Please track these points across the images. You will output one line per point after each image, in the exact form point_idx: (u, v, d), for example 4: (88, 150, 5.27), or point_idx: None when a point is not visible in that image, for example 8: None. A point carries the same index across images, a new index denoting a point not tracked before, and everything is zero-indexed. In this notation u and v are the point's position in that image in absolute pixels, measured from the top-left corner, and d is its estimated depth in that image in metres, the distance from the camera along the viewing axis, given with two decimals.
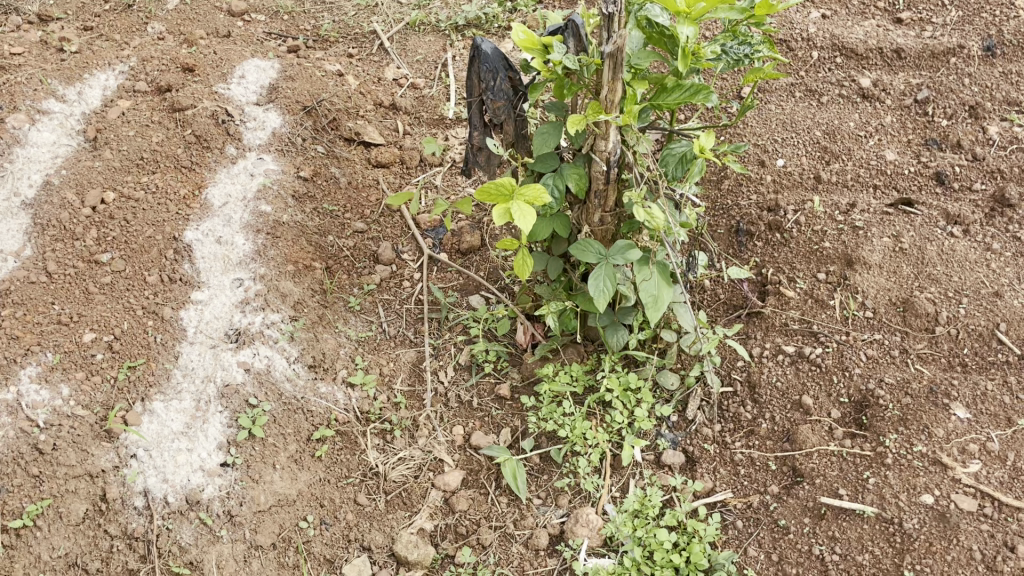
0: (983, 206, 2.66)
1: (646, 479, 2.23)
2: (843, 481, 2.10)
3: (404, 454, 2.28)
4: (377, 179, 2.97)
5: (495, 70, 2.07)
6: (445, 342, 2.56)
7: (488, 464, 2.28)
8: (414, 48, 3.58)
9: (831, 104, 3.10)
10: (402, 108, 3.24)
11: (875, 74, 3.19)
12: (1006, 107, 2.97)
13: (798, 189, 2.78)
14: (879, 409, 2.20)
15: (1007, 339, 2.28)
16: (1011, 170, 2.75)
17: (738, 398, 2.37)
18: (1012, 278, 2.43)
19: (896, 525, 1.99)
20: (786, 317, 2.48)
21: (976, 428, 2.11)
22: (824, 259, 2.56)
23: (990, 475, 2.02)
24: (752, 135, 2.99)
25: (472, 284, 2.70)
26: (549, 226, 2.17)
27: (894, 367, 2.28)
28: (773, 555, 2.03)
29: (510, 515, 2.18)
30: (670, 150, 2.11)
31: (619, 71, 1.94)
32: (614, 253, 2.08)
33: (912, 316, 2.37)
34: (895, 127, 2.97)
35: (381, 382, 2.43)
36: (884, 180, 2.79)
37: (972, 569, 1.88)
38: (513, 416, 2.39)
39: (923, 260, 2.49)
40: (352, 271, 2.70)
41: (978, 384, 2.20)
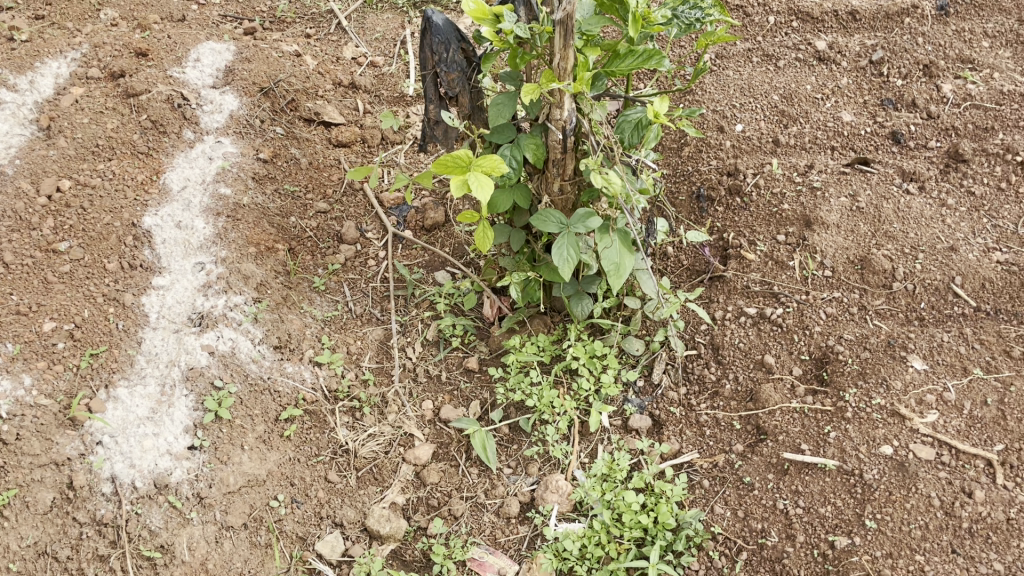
0: (938, 163, 2.71)
1: (613, 444, 2.26)
2: (805, 437, 2.14)
3: (373, 431, 2.29)
4: (338, 159, 2.98)
5: (447, 42, 2.07)
6: (412, 319, 2.57)
7: (458, 436, 2.30)
8: (372, 27, 3.57)
9: (788, 68, 3.13)
10: (361, 87, 3.23)
11: (831, 36, 3.22)
12: (959, 64, 3.01)
13: (757, 153, 2.81)
14: (839, 364, 2.23)
15: (962, 292, 2.33)
16: (965, 127, 2.79)
17: (702, 360, 2.41)
18: (966, 232, 2.49)
19: (857, 476, 2.02)
20: (747, 280, 2.50)
21: (933, 378, 2.15)
22: (783, 221, 2.59)
23: (947, 425, 2.06)
24: (711, 101, 3.02)
25: (437, 260, 2.72)
26: (509, 197, 2.18)
27: (854, 324, 2.32)
28: (739, 512, 2.06)
29: (481, 485, 2.21)
30: (625, 117, 2.12)
31: (569, 38, 1.95)
32: (574, 222, 2.10)
33: (870, 274, 2.41)
34: (851, 89, 3.00)
35: (349, 361, 2.44)
36: (841, 141, 2.82)
37: (931, 515, 1.92)
38: (482, 388, 2.41)
39: (879, 218, 2.53)
40: (315, 252, 2.70)
41: (934, 337, 2.25)
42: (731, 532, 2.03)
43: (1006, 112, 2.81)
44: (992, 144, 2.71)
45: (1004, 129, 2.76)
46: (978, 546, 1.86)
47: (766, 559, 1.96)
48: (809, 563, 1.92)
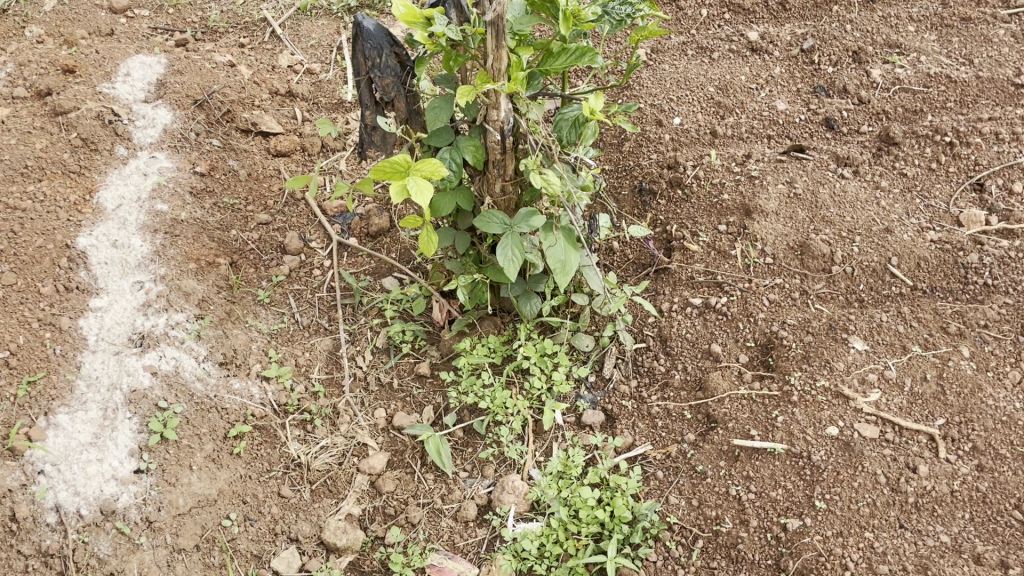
0: (870, 147, 2.77)
1: (568, 440, 2.27)
2: (753, 422, 2.16)
3: (326, 442, 2.27)
4: (278, 168, 2.94)
5: (379, 48, 2.05)
6: (361, 327, 2.55)
7: (412, 443, 2.29)
8: (307, 34, 3.53)
9: (722, 60, 3.18)
10: (298, 95, 3.20)
11: (762, 27, 3.28)
12: (887, 49, 3.09)
13: (696, 145, 2.84)
14: (783, 349, 2.27)
15: (898, 272, 2.40)
16: (895, 111, 2.86)
17: (651, 352, 2.43)
18: (900, 214, 2.55)
19: (805, 458, 2.06)
20: (692, 271, 2.53)
21: (873, 358, 2.20)
22: (723, 211, 2.63)
23: (890, 403, 2.11)
24: (648, 96, 3.05)
25: (384, 267, 2.71)
26: (451, 201, 2.17)
27: (796, 309, 2.37)
28: (693, 501, 2.08)
29: (437, 491, 2.19)
30: (562, 115, 2.11)
31: (501, 39, 1.96)
32: (517, 222, 2.11)
33: (810, 259, 2.46)
34: (784, 78, 3.06)
35: (298, 373, 2.41)
36: (777, 130, 2.87)
37: (878, 492, 1.96)
38: (434, 393, 2.40)
39: (816, 204, 2.58)
40: (258, 265, 2.66)
41: (874, 317, 2.30)
42: (686, 521, 2.05)
43: (933, 94, 2.89)
44: (921, 126, 2.79)
45: (932, 111, 2.84)
46: (924, 519, 1.91)
47: (722, 545, 1.98)
48: (763, 547, 1.95)
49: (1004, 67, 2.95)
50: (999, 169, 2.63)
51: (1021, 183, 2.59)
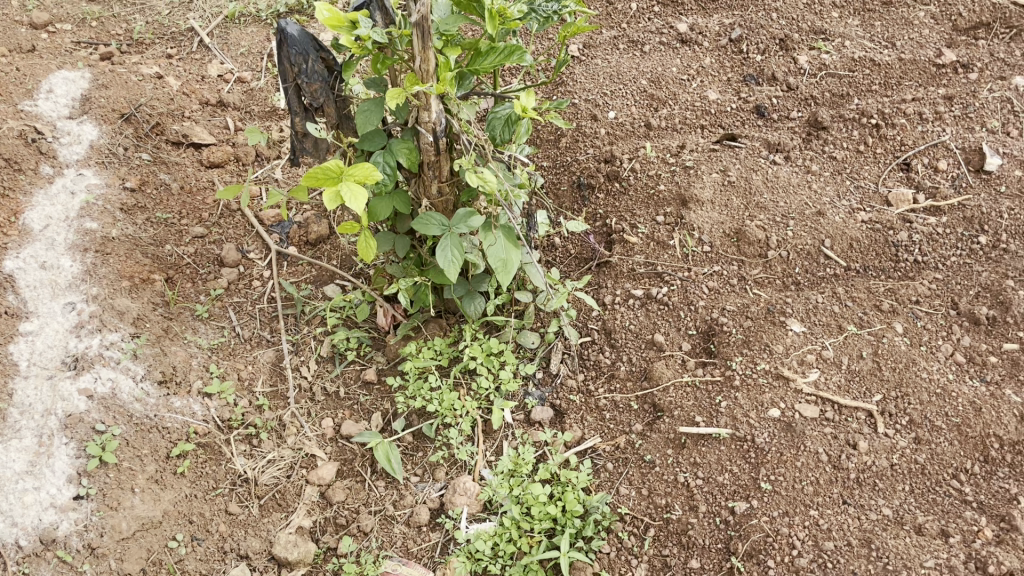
0: (800, 132, 2.82)
1: (518, 438, 2.27)
2: (698, 409, 2.19)
3: (273, 456, 2.24)
4: (212, 180, 2.88)
5: (305, 53, 2.02)
6: (304, 336, 2.52)
7: (361, 451, 2.27)
8: (236, 41, 3.48)
9: (653, 53, 3.21)
10: (229, 104, 3.15)
11: (691, 18, 3.33)
12: (812, 36, 3.15)
13: (631, 138, 2.87)
14: (725, 335, 2.30)
15: (832, 253, 2.45)
16: (822, 96, 2.92)
17: (596, 345, 2.45)
18: (831, 196, 2.61)
19: (749, 442, 2.09)
20: (632, 263, 2.56)
21: (811, 339, 2.24)
22: (661, 202, 2.65)
23: (828, 381, 2.15)
24: (582, 91, 3.07)
25: (325, 274, 2.68)
26: (387, 204, 2.16)
27: (735, 294, 2.40)
28: (643, 490, 2.10)
29: (389, 497, 2.18)
30: (494, 114, 2.10)
31: (427, 40, 1.93)
32: (456, 223, 2.10)
33: (746, 244, 2.50)
34: (715, 67, 3.11)
35: (241, 387, 2.37)
36: (709, 120, 2.91)
37: (821, 470, 2.00)
38: (381, 399, 2.38)
39: (750, 190, 2.62)
40: (195, 279, 2.61)
41: (809, 299, 2.35)
42: (638, 511, 2.06)
43: (858, 78, 2.96)
44: (848, 109, 2.85)
45: (858, 95, 2.90)
46: (866, 494, 1.95)
47: (673, 532, 2.00)
48: (713, 532, 1.97)
49: (925, 48, 3.03)
50: (925, 148, 2.70)
51: (945, 161, 2.66)
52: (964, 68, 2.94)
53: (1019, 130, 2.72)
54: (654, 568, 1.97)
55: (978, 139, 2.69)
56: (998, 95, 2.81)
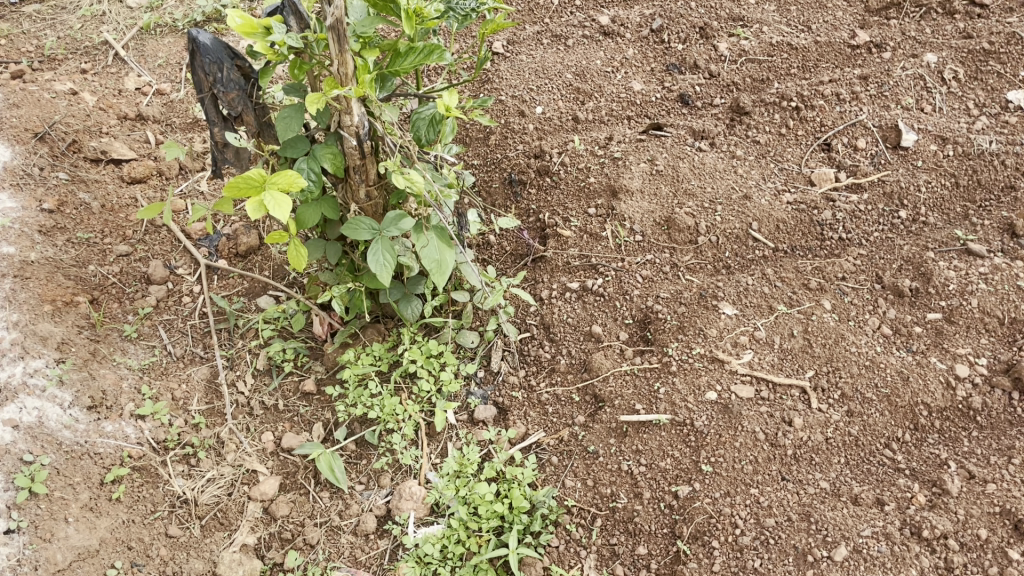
0: (724, 119, 2.87)
1: (462, 439, 2.25)
2: (638, 397, 2.21)
3: (212, 475, 2.19)
4: (134, 196, 2.81)
5: (219, 62, 1.97)
6: (239, 351, 2.47)
7: (303, 463, 2.24)
8: (153, 53, 3.39)
9: (577, 46, 3.23)
10: (149, 117, 3.07)
11: (613, 10, 3.35)
12: (731, 23, 3.20)
13: (559, 132, 2.88)
14: (660, 323, 2.33)
15: (760, 236, 2.50)
16: (743, 82, 2.97)
17: (536, 341, 2.45)
18: (756, 179, 2.66)
19: (689, 425, 2.12)
20: (567, 256, 2.57)
21: (743, 321, 2.28)
22: (591, 194, 2.68)
23: (762, 361, 2.19)
24: (508, 88, 3.07)
25: (258, 286, 2.63)
26: (315, 211, 2.12)
27: (668, 282, 2.44)
28: (588, 481, 2.11)
29: (334, 508, 2.15)
30: (417, 114, 2.07)
31: (344, 43, 1.91)
32: (386, 226, 2.07)
33: (676, 232, 2.54)
34: (638, 58, 3.14)
35: (175, 407, 2.31)
36: (635, 110, 2.93)
37: (759, 449, 2.03)
38: (322, 409, 2.35)
39: (678, 178, 2.66)
40: (122, 299, 2.54)
41: (740, 282, 2.39)
42: (584, 502, 2.07)
43: (777, 62, 3.02)
44: (768, 93, 2.90)
45: (778, 79, 2.96)
46: (803, 469, 2.00)
47: (619, 521, 2.02)
48: (658, 517, 2.00)
49: (840, 30, 3.10)
50: (844, 128, 2.77)
51: (864, 139, 2.73)
52: (878, 48, 3.02)
53: (931, 105, 2.80)
54: (603, 557, 1.98)
55: (894, 116, 2.77)
56: (911, 73, 2.89)
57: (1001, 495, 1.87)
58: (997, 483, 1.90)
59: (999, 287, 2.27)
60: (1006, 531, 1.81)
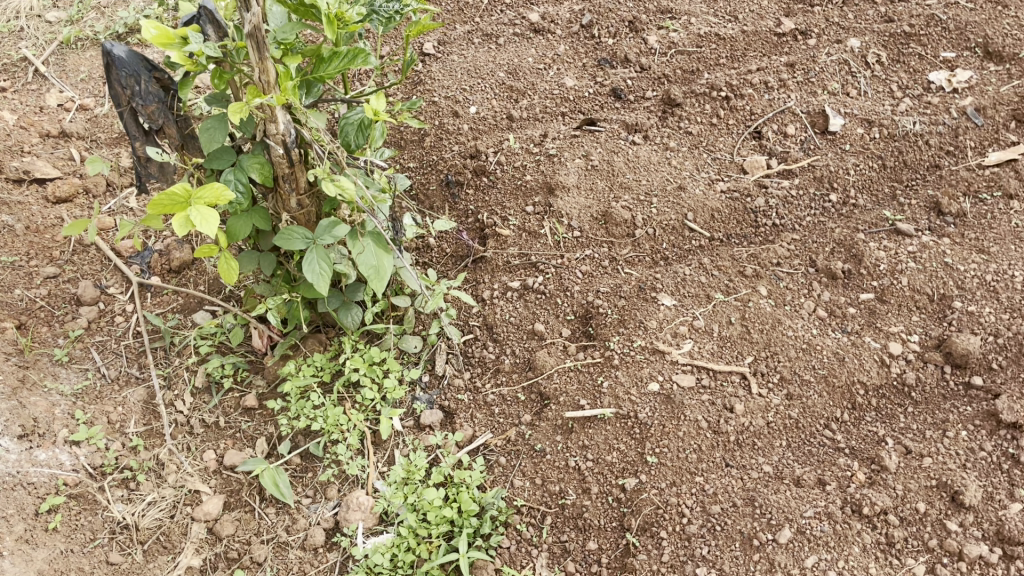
0: (656, 111, 2.89)
1: (408, 445, 2.23)
2: (583, 392, 2.21)
3: (152, 498, 2.13)
4: (60, 215, 2.72)
5: (136, 74, 1.92)
6: (176, 369, 2.40)
7: (248, 479, 2.19)
8: (74, 67, 3.30)
9: (508, 44, 3.22)
10: (73, 134, 2.98)
11: (543, 7, 3.35)
12: (659, 16, 3.23)
13: (494, 131, 2.87)
14: (601, 317, 2.34)
15: (696, 226, 2.53)
16: (674, 74, 3.00)
17: (480, 342, 2.44)
18: (690, 170, 2.68)
19: (633, 418, 2.13)
20: (507, 256, 2.56)
21: (682, 311, 2.30)
22: (528, 192, 2.68)
23: (702, 350, 2.21)
24: (441, 89, 3.05)
25: (193, 301, 2.56)
26: (247, 222, 2.08)
27: (607, 276, 2.45)
28: (537, 480, 2.10)
29: (281, 524, 2.11)
30: (346, 119, 2.05)
31: (263, 51, 1.88)
32: (320, 234, 2.04)
33: (613, 226, 2.55)
34: (569, 54, 3.14)
35: (112, 430, 2.25)
36: (569, 107, 2.94)
37: (702, 438, 2.05)
38: (265, 424, 2.30)
39: (613, 172, 2.67)
40: (52, 322, 2.47)
41: (678, 272, 2.41)
42: (533, 501, 2.07)
43: (706, 53, 3.05)
44: (698, 84, 2.93)
45: (708, 70, 3.00)
46: (746, 454, 2.02)
47: (569, 518, 2.02)
48: (607, 511, 2.01)
49: (766, 19, 3.15)
50: (773, 115, 2.80)
51: (793, 126, 2.77)
52: (803, 35, 3.07)
53: (857, 90, 2.86)
54: (554, 555, 1.98)
55: (821, 102, 2.81)
56: (836, 58, 2.94)
57: (937, 469, 1.93)
58: (932, 456, 1.96)
59: (927, 265, 2.33)
60: (943, 503, 1.87)
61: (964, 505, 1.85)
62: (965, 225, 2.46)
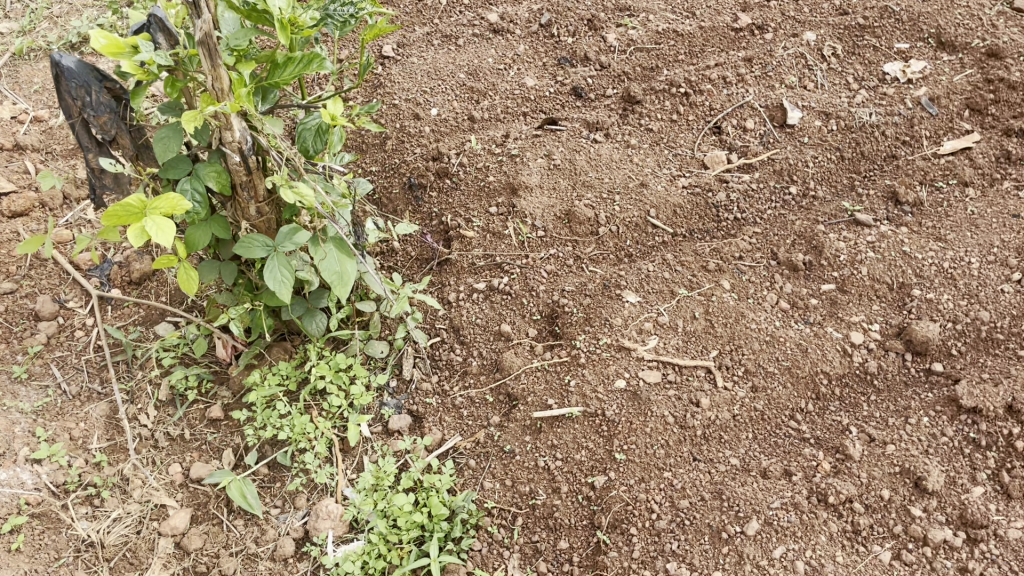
0: (616, 109, 2.90)
1: (377, 451, 2.21)
2: (550, 391, 2.21)
3: (117, 514, 2.10)
4: (16, 229, 2.65)
5: (86, 85, 1.90)
6: (139, 382, 2.37)
7: (215, 492, 2.16)
8: (27, 79, 3.24)
9: (468, 45, 3.21)
10: (27, 146, 2.93)
11: (502, 7, 3.35)
12: (618, 14, 3.24)
13: (456, 133, 2.87)
14: (567, 316, 2.35)
15: (658, 222, 2.55)
16: (634, 71, 3.01)
17: (447, 344, 2.43)
18: (652, 167, 2.69)
19: (601, 416, 2.13)
20: (472, 257, 2.56)
21: (647, 307, 2.31)
22: (492, 193, 2.67)
23: (667, 346, 2.23)
24: (401, 91, 3.03)
25: (155, 313, 2.53)
26: (206, 231, 2.06)
27: (572, 274, 2.46)
28: (506, 481, 2.10)
29: (249, 535, 2.09)
30: (303, 124, 2.02)
31: (216, 57, 1.85)
32: (281, 242, 2.02)
33: (577, 225, 2.56)
34: (529, 54, 3.14)
35: (74, 447, 2.21)
36: (530, 106, 2.94)
37: (669, 433, 2.06)
38: (231, 435, 2.28)
39: (575, 171, 2.68)
40: (10, 339, 2.42)
41: (641, 269, 2.42)
42: (504, 502, 2.07)
43: (665, 50, 3.07)
44: (658, 81, 2.95)
45: (667, 66, 3.01)
46: (713, 448, 2.04)
47: (540, 518, 2.02)
48: (577, 509, 2.01)
49: (723, 14, 3.17)
50: (732, 110, 2.82)
51: (752, 120, 2.79)
52: (760, 29, 3.09)
53: (814, 83, 2.89)
54: (526, 556, 1.98)
55: (779, 95, 2.84)
56: (792, 52, 2.97)
57: (900, 455, 1.97)
58: (895, 443, 1.99)
59: (886, 255, 2.36)
60: (907, 489, 1.91)
61: (927, 490, 1.89)
62: (922, 213, 2.50)
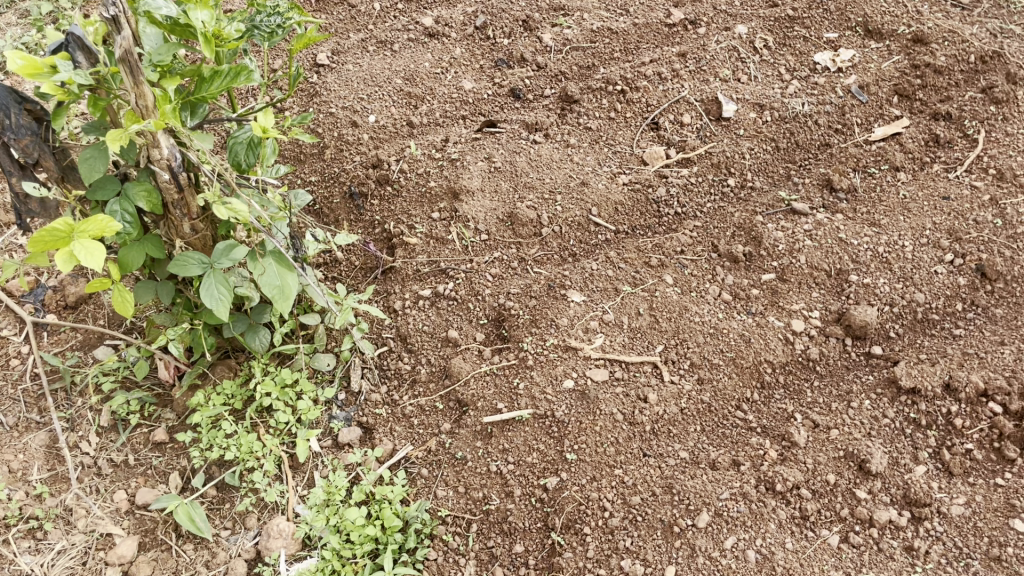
0: (554, 109, 2.91)
1: (328, 466, 2.19)
2: (500, 395, 2.21)
3: (61, 546, 2.04)
4: None
5: (5, 107, 1.83)
6: (79, 409, 2.30)
7: (162, 517, 2.12)
8: None
9: (404, 50, 3.19)
10: None
11: (436, 11, 3.34)
12: (552, 13, 3.25)
13: (395, 139, 2.85)
14: (513, 319, 2.35)
15: (600, 220, 2.56)
16: (570, 70, 3.02)
17: (394, 353, 2.41)
18: (592, 165, 2.71)
19: (551, 417, 2.13)
20: (416, 264, 2.54)
21: (592, 306, 2.32)
22: (433, 198, 2.66)
23: (614, 343, 2.24)
24: (338, 98, 2.99)
25: (93, 337, 2.46)
26: (139, 252, 2.01)
27: (517, 276, 2.46)
28: (459, 488, 2.09)
29: (200, 559, 2.05)
30: (234, 138, 1.99)
31: (138, 74, 1.82)
32: (217, 258, 1.97)
33: (520, 227, 2.56)
34: (465, 57, 3.13)
35: (13, 479, 2.14)
36: (469, 109, 2.93)
37: (619, 430, 2.07)
38: (177, 457, 2.23)
39: (516, 173, 2.68)
40: None
41: (585, 268, 2.43)
42: (458, 510, 2.06)
43: (600, 48, 3.08)
44: (594, 80, 2.96)
45: (603, 65, 3.03)
46: (662, 442, 2.05)
47: (494, 523, 2.02)
48: (531, 512, 2.01)
49: (655, 11, 3.19)
50: (669, 105, 2.85)
51: (688, 114, 2.81)
52: (692, 24, 3.12)
53: (747, 75, 2.92)
54: (482, 562, 1.97)
55: (713, 89, 2.87)
56: (724, 45, 3.01)
57: (844, 439, 2.01)
58: (839, 428, 2.03)
59: (823, 242, 2.41)
60: (851, 473, 1.95)
61: (871, 472, 1.94)
62: (857, 199, 2.55)
